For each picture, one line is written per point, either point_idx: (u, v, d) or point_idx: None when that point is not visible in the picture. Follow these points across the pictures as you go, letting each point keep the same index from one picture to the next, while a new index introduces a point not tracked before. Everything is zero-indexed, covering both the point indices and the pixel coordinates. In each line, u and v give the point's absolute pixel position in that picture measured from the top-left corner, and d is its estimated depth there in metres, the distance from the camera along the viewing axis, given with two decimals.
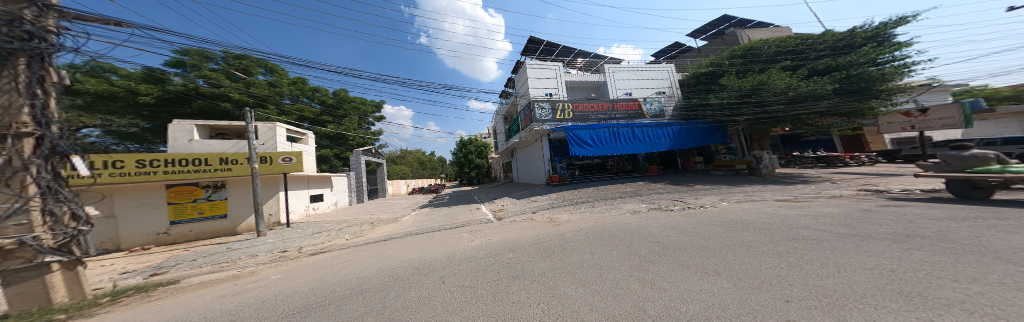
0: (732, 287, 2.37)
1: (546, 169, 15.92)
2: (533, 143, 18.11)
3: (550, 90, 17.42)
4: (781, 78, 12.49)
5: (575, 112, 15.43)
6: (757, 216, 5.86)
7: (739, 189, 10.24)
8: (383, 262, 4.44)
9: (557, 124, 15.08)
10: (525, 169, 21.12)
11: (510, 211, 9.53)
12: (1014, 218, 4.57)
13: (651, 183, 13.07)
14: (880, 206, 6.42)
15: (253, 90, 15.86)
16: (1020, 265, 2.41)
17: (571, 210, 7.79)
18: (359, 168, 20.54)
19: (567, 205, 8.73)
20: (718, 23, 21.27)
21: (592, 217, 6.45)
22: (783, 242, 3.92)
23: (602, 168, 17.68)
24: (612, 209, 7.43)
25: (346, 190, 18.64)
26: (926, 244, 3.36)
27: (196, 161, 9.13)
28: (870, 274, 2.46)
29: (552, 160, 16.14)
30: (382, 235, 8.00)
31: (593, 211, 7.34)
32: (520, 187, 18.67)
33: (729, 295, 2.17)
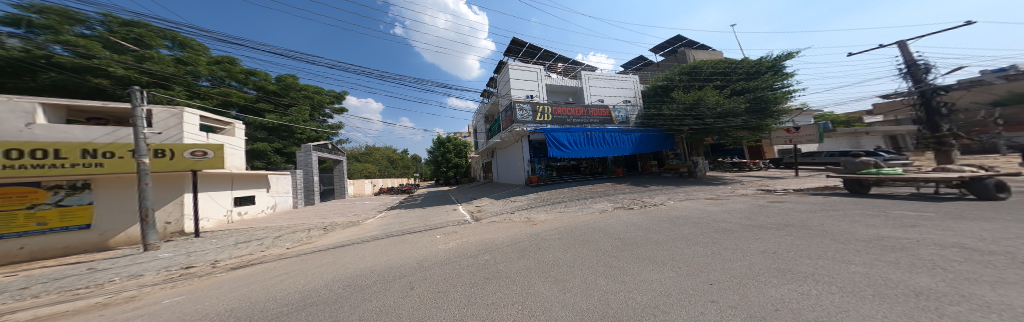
0: (673, 275, 2.76)
1: (525, 169, 16.37)
2: (513, 144, 18.37)
3: (530, 92, 17.78)
4: (714, 95, 14.82)
5: (552, 115, 16.10)
6: (693, 212, 6.90)
7: (681, 190, 11.87)
8: (336, 272, 3.98)
9: (537, 126, 15.57)
10: (505, 170, 21.06)
11: (487, 212, 9.38)
12: (852, 209, 6.26)
13: (617, 184, 14.20)
14: (772, 201, 8.20)
15: (150, 66, 12.47)
16: (846, 244, 3.32)
17: (547, 210, 8.03)
18: (310, 164, 18.17)
19: (543, 206, 9.00)
20: (672, 44, 24.26)
21: (563, 216, 6.80)
22: (709, 233, 4.70)
23: (577, 170, 18.42)
24: (583, 208, 7.93)
25: (289, 190, 16.19)
26: (797, 231, 4.39)
27: (36, 154, 6.84)
28: (763, 256, 3.12)
29: (531, 160, 16.51)
30: (339, 240, 7.21)
31: (566, 210, 7.68)
32: (500, 187, 18.66)
33: (672, 283, 2.51)
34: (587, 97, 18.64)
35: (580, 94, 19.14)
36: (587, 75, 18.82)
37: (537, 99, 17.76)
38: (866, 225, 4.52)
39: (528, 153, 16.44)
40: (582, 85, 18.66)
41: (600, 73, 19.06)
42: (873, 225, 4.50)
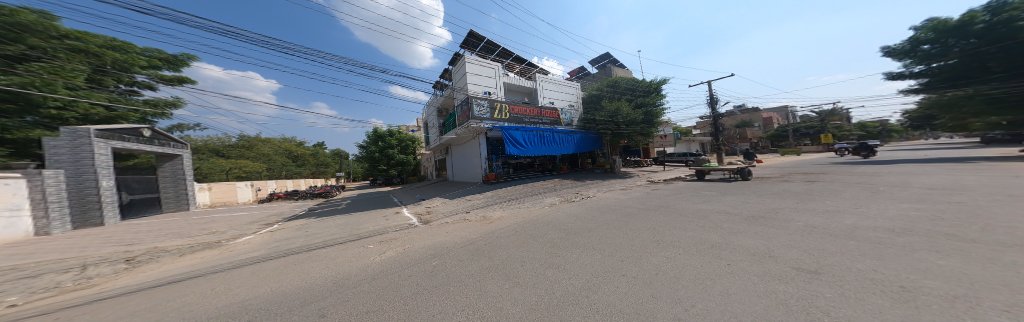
0: (602, 258, 3.27)
1: (483, 167, 16.07)
2: (469, 140, 17.70)
3: (485, 88, 17.29)
4: (628, 107, 18.31)
5: (510, 112, 16.35)
6: (616, 200, 8.43)
7: (607, 183, 14.27)
8: (199, 306, 2.76)
9: (494, 123, 15.47)
10: (460, 168, 20.11)
11: (437, 214, 8.62)
12: (707, 192, 9.07)
13: (565, 179, 15.59)
14: (659, 189, 10.97)
15: None
16: (711, 222, 4.74)
17: (501, 209, 7.93)
18: (102, 163, 11.05)
19: (495, 204, 8.93)
20: (604, 59, 28.33)
21: (515, 213, 6.97)
22: (626, 217, 5.83)
23: (531, 167, 19.33)
24: (535, 203, 8.47)
25: (60, 198, 9.48)
26: (679, 212, 5.98)
27: None
28: (665, 236, 4.07)
29: (489, 158, 16.29)
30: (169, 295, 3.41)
31: (518, 207, 7.86)
32: (455, 186, 17.58)
33: (602, 265, 2.98)
34: (540, 98, 19.63)
35: (534, 95, 19.98)
36: (540, 78, 19.75)
37: (493, 96, 17.48)
38: (716, 205, 6.61)
39: (486, 150, 16.17)
40: (536, 87, 19.51)
41: (550, 77, 20.32)
42: (716, 205, 6.64)
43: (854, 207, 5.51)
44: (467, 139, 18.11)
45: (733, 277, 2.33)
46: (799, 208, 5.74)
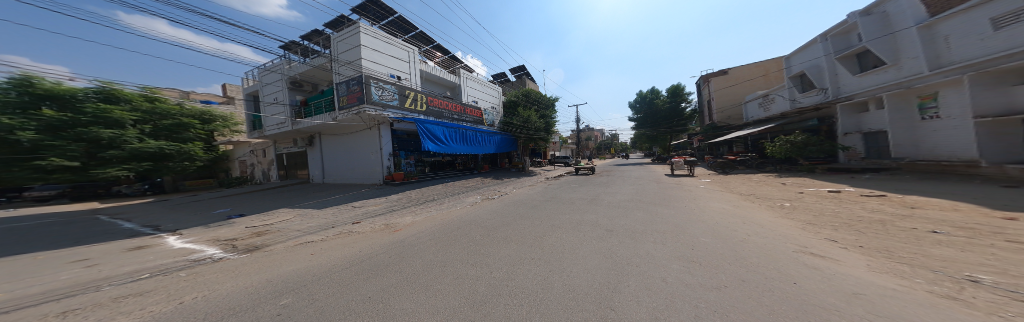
0: (521, 248, 3.40)
1: (386, 165, 13.53)
2: (362, 131, 14.19)
3: (394, 71, 14.61)
4: (536, 117, 21.08)
5: (426, 104, 14.74)
6: (531, 195, 9.39)
7: (522, 179, 15.75)
8: None
9: (403, 114, 13.46)
10: (343, 165, 15.82)
11: (304, 225, 6.18)
12: (591, 185, 11.86)
13: (485, 178, 15.75)
14: (559, 184, 13.28)
15: None
16: (598, 210, 6.16)
17: (410, 215, 6.72)
18: None
19: (400, 209, 7.56)
20: (522, 70, 31.07)
21: (427, 218, 6.13)
22: (538, 209, 6.60)
23: (451, 165, 18.34)
24: (456, 203, 8.01)
25: None
26: (577, 202, 7.40)
27: None
28: (570, 222, 4.81)
29: (394, 154, 13.96)
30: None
31: (430, 211, 7.00)
32: (337, 188, 13.75)
33: (519, 254, 3.10)
34: (464, 95, 18.84)
35: (456, 91, 19.01)
36: (465, 74, 18.98)
37: (406, 82, 15.12)
38: (599, 195, 8.75)
39: (390, 145, 13.79)
40: (459, 83, 18.60)
41: (475, 75, 19.95)
42: (599, 195, 8.74)
43: (663, 195, 8.67)
44: (359, 129, 14.42)
45: (610, 253, 2.93)
46: (639, 195, 8.37)
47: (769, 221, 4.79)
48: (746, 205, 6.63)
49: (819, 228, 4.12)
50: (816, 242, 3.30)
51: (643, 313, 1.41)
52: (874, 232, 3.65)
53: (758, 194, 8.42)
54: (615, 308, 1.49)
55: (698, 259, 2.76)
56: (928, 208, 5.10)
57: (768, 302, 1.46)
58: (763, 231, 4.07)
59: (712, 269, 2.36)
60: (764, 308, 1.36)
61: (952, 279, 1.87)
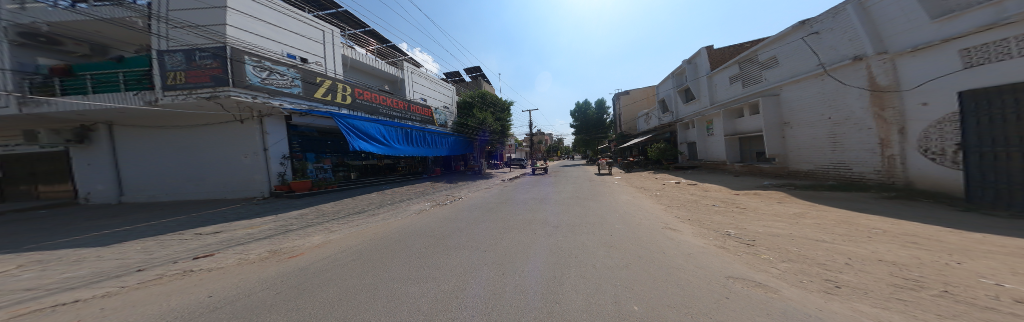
0: (469, 253, 3.35)
1: (279, 171, 10.19)
2: (223, 125, 9.82)
3: (308, 55, 11.45)
4: (491, 119, 20.90)
5: (353, 97, 12.66)
6: (484, 198, 9.25)
7: (476, 183, 15.31)
8: None
9: (313, 105, 10.87)
10: (171, 173, 10.21)
11: (165, 246, 4.45)
12: (542, 186, 12.48)
13: (435, 182, 14.68)
14: (513, 186, 13.44)
15: None
16: (544, 208, 6.55)
17: (342, 227, 5.65)
18: None
19: (330, 221, 6.29)
20: (477, 71, 30.56)
21: (361, 230, 5.22)
22: (489, 212, 6.55)
23: (392, 169, 16.50)
24: (398, 213, 7.15)
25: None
26: (527, 203, 7.69)
27: None
28: (518, 222, 4.99)
29: (296, 156, 10.84)
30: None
31: (370, 222, 6.06)
32: (168, 206, 8.97)
33: (467, 259, 3.05)
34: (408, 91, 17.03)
35: (399, 85, 17.00)
36: (409, 68, 17.29)
37: (328, 73, 12.13)
38: (547, 195, 9.28)
39: (284, 145, 10.47)
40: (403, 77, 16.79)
41: (422, 70, 18.41)
42: (548, 195, 9.27)
43: (600, 193, 9.79)
44: (213, 120, 9.86)
45: (559, 248, 3.07)
46: (585, 194, 9.20)
47: (672, 211, 5.96)
48: (660, 199, 8.11)
49: (707, 216, 5.32)
50: (702, 229, 4.24)
51: (584, 302, 1.49)
52: (741, 220, 4.89)
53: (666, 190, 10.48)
54: (560, 300, 1.53)
55: (627, 247, 3.16)
56: (763, 198, 7.26)
57: (683, 292, 1.75)
58: (671, 220, 5.01)
59: (627, 254, 2.84)
60: (678, 297, 1.62)
61: (782, 257, 2.66)
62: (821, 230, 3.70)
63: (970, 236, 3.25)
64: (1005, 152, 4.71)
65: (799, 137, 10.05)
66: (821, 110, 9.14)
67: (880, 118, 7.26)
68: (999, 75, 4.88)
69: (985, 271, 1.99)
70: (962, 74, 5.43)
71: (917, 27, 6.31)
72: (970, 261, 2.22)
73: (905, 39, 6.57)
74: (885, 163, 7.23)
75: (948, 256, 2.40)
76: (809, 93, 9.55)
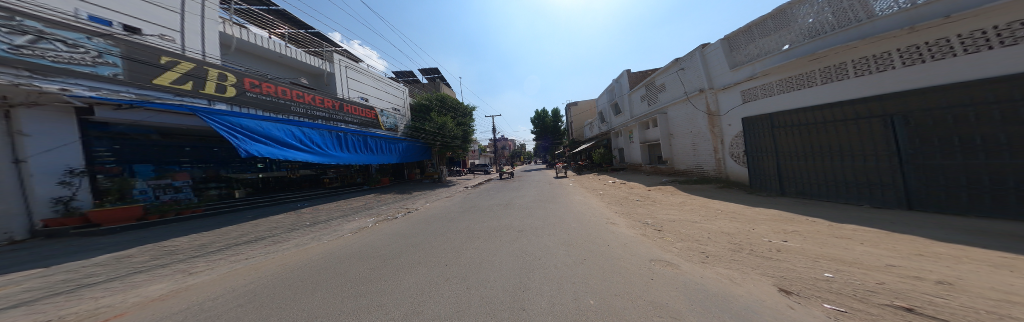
0: (425, 264, 3.09)
1: (50, 198, 5.43)
2: None
3: (142, 24, 7.32)
4: (452, 124, 19.67)
5: (240, 89, 9.33)
6: (441, 207, 8.69)
7: (432, 192, 14.13)
8: None
9: (145, 96, 6.71)
10: None
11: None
12: (503, 191, 12.50)
13: (383, 194, 13.10)
14: (472, 193, 12.99)
15: None
16: (502, 213, 6.56)
17: (259, 247, 4.49)
18: None
19: (243, 242, 4.92)
20: (435, 73, 29.15)
21: (288, 249, 4.25)
22: (445, 222, 6.19)
23: (318, 182, 14.20)
24: (336, 226, 6.19)
25: None
26: (484, 208, 7.61)
27: None
28: (477, 230, 4.81)
29: (97, 172, 6.25)
30: (964, 69, 3.88)
31: (300, 240, 4.96)
32: None
33: (424, 272, 2.81)
34: (339, 88, 14.38)
35: (328, 79, 14.23)
36: (337, 60, 14.53)
37: (186, 53, 8.17)
38: (507, 200, 9.25)
39: (70, 153, 5.81)
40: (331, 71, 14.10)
41: (360, 66, 16.08)
42: (508, 200, 9.33)
43: (557, 194, 10.38)
44: None
45: (523, 253, 3.08)
46: (547, 196, 9.61)
47: (609, 207, 6.76)
48: (605, 195, 9.11)
49: (636, 208, 6.20)
50: (631, 220, 4.94)
51: (549, 305, 1.46)
52: (664, 209, 5.82)
53: (598, 187, 12.04)
54: (526, 305, 1.48)
55: (581, 244, 3.41)
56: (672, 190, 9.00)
57: (623, 280, 1.98)
58: (610, 214, 5.67)
59: (577, 250, 3.08)
60: (619, 285, 1.82)
61: (683, 239, 3.32)
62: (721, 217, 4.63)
63: (803, 215, 4.61)
64: (769, 156, 7.26)
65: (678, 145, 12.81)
66: (686, 126, 11.92)
67: (711, 134, 10.00)
68: (763, 108, 7.51)
69: (815, 246, 2.79)
70: (745, 105, 8.21)
71: (724, 73, 9.13)
72: (803, 242, 3.06)
73: (720, 79, 9.34)
74: (717, 163, 9.95)
75: (792, 234, 3.34)
76: (679, 112, 12.41)
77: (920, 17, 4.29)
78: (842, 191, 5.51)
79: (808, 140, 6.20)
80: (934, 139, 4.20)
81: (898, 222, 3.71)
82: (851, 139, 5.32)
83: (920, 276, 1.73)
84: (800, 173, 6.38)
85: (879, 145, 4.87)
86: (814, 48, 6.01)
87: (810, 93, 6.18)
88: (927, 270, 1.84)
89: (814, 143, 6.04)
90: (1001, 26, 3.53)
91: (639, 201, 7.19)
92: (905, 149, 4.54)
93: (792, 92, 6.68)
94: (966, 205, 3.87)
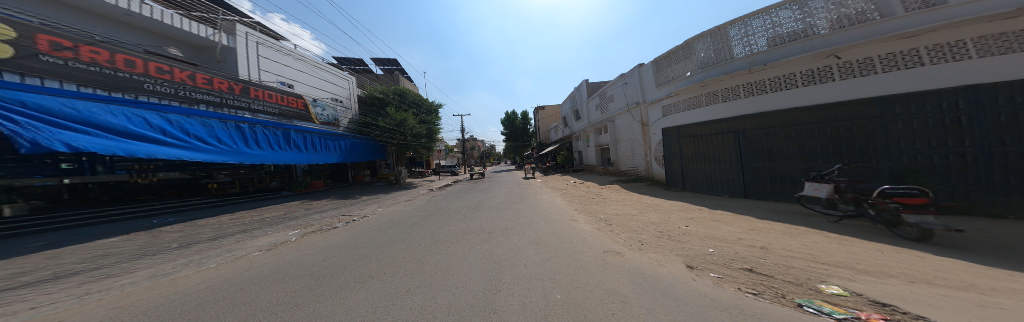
0: (379, 263, 2.75)
1: None
2: None
3: None
4: (413, 120, 17.64)
5: (22, 50, 5.72)
6: (401, 211, 7.90)
7: (386, 196, 12.44)
8: None
9: None
10: None
11: None
12: (472, 193, 12.01)
13: (320, 199, 11.00)
14: (436, 196, 12.08)
15: None
16: (470, 216, 6.30)
17: (134, 265, 3.37)
18: None
19: (109, 260, 3.58)
20: (393, 64, 26.44)
21: (185, 265, 3.27)
22: (404, 225, 5.66)
23: (195, 188, 10.30)
24: (260, 237, 5.06)
25: None
26: (448, 212, 7.20)
27: None
28: (441, 233, 4.51)
29: None
30: (887, 85, 4.48)
31: (207, 254, 3.88)
32: None
33: (379, 268, 2.56)
34: (246, 66, 11.09)
35: (224, 54, 10.73)
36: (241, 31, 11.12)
37: None
38: (476, 202, 8.91)
39: None
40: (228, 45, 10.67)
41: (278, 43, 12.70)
42: (476, 202, 9.01)
43: (526, 194, 10.58)
44: None
45: (493, 254, 3.07)
46: (517, 197, 9.76)
47: (573, 205, 7.18)
48: (567, 194, 9.73)
49: (596, 205, 6.77)
50: (591, 216, 5.36)
51: (519, 305, 1.46)
52: (619, 205, 6.49)
53: (561, 187, 12.83)
54: (496, 307, 1.43)
55: (548, 241, 3.59)
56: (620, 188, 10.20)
57: (583, 271, 2.17)
58: (573, 212, 6.05)
59: (545, 248, 3.22)
60: (580, 277, 1.99)
61: (628, 230, 3.83)
62: (664, 211, 5.38)
63: (714, 206, 5.77)
64: (678, 160, 8.97)
65: (622, 149, 14.65)
66: (628, 133, 13.69)
67: (645, 140, 11.81)
68: (672, 121, 9.30)
69: (723, 233, 3.51)
70: (664, 119, 9.81)
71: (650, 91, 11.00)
72: (722, 228, 3.76)
73: (648, 95, 11.14)
74: (647, 166, 11.90)
75: (705, 223, 4.18)
76: (623, 121, 14.24)
77: (773, 58, 6.00)
78: (722, 186, 7.31)
79: (698, 148, 8.03)
80: (766, 149, 6.20)
81: (775, 210, 4.93)
82: (730, 149, 7.00)
83: (777, 255, 2.40)
84: (698, 174, 8.13)
85: (737, 154, 6.83)
86: (703, 77, 7.61)
87: (701, 111, 7.89)
88: (799, 252, 2.45)
89: (709, 151, 7.63)
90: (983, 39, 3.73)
91: (596, 198, 7.93)
92: (756, 156, 6.40)
93: (690, 111, 8.41)
94: (782, 194, 5.88)
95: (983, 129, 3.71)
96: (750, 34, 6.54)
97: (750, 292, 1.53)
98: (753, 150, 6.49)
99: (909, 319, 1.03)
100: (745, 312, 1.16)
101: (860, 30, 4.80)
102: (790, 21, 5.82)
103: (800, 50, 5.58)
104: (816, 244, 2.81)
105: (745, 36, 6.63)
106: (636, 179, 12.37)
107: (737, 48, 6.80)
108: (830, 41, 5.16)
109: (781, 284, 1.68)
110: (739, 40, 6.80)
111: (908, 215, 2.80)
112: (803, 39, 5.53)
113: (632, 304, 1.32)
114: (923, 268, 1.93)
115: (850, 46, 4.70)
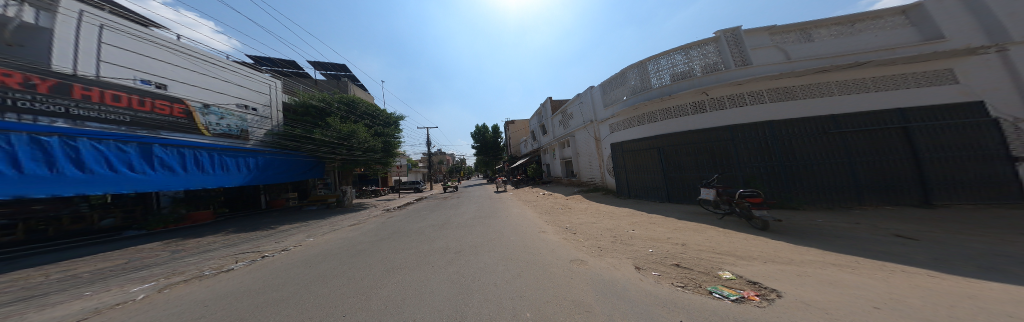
0: (321, 301, 2.32)
1: None
2: None
3: None
4: (364, 132, 15.75)
5: None
6: (349, 237, 6.82)
7: (328, 221, 10.58)
8: None
9: None
10: None
11: None
12: (437, 211, 11.08)
13: (234, 230, 8.78)
14: (392, 217, 10.75)
15: None
16: (432, 237, 5.78)
17: None
18: None
19: None
20: (342, 71, 23.86)
21: None
22: (351, 253, 4.89)
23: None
24: (133, 282, 3.74)
25: None
26: (408, 235, 6.49)
27: None
28: (398, 259, 4.03)
29: None
30: (907, 97, 5.63)
31: (26, 310, 2.69)
32: None
33: (320, 306, 2.17)
34: (72, 58, 7.41)
35: (19, 36, 6.97)
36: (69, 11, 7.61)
37: None
38: (439, 222, 8.21)
39: None
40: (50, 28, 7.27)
41: (147, 31, 9.24)
42: (440, 221, 8.34)
43: (494, 209, 10.28)
44: None
45: (460, 276, 2.89)
46: (486, 212, 9.45)
47: (540, 218, 7.22)
48: (534, 207, 9.86)
49: (561, 217, 6.97)
50: (557, 227, 5.46)
51: None
52: (581, 215, 6.84)
53: (528, 200, 12.94)
54: None
55: (518, 256, 3.56)
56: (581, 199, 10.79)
57: (549, 284, 2.21)
58: (540, 225, 6.08)
59: (513, 264, 3.17)
60: (547, 290, 2.03)
61: (590, 238, 4.03)
62: (620, 218, 5.84)
63: (655, 211, 6.56)
64: (623, 171, 10.15)
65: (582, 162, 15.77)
66: (586, 148, 14.88)
67: (599, 155, 13.03)
68: (615, 137, 10.62)
69: (664, 234, 3.96)
70: (611, 135, 11.03)
71: (599, 111, 12.46)
72: (663, 230, 4.27)
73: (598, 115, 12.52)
74: (602, 178, 13.06)
75: (650, 226, 4.65)
76: (582, 136, 15.45)
77: (672, 91, 7.61)
78: (654, 193, 8.57)
79: (637, 161, 9.27)
80: (676, 162, 7.73)
81: (699, 211, 5.89)
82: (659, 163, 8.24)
83: (693, 249, 2.90)
84: (638, 184, 9.34)
85: (661, 167, 8.16)
86: (634, 101, 8.88)
87: (634, 130, 9.26)
88: (719, 247, 2.95)
89: (644, 164, 8.89)
90: (952, 70, 5.50)
91: (562, 210, 8.21)
92: (675, 169, 7.77)
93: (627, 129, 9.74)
94: (692, 199, 7.35)
95: (778, 151, 6.20)
96: (660, 71, 8.06)
97: (679, 285, 1.78)
98: (672, 164, 7.85)
99: (772, 294, 1.46)
100: (680, 306, 1.33)
101: (715, 76, 6.89)
102: (681, 64, 7.58)
103: (687, 86, 7.27)
104: (730, 239, 3.40)
105: (657, 71, 8.10)
106: (594, 189, 13.40)
107: (653, 80, 8.22)
108: (703, 82, 7.06)
109: (698, 275, 2.01)
110: (654, 74, 8.27)
111: (755, 210, 4.01)
112: (687, 78, 7.31)
113: (595, 312, 1.39)
114: (784, 253, 2.57)
115: (713, 87, 6.74)
